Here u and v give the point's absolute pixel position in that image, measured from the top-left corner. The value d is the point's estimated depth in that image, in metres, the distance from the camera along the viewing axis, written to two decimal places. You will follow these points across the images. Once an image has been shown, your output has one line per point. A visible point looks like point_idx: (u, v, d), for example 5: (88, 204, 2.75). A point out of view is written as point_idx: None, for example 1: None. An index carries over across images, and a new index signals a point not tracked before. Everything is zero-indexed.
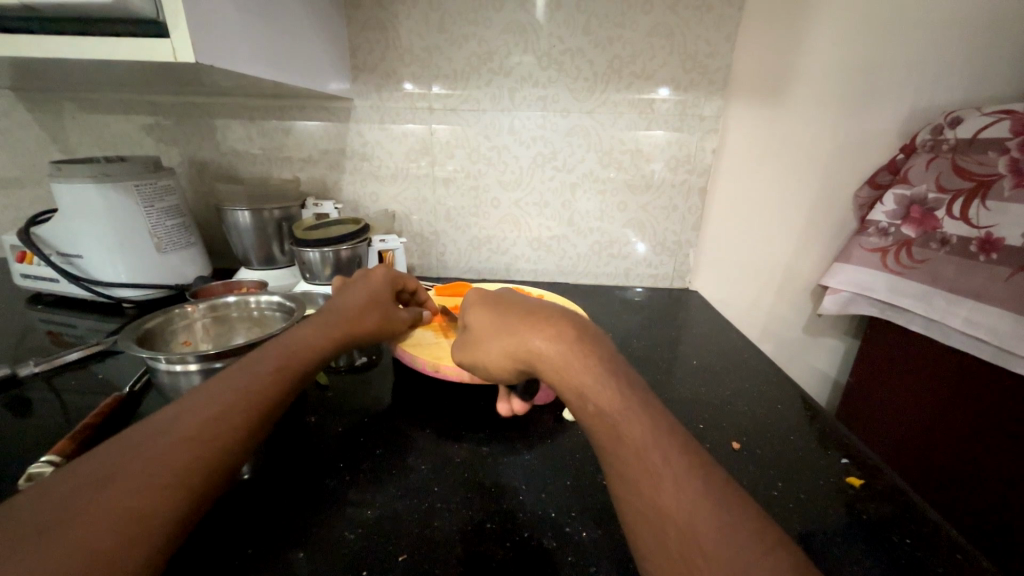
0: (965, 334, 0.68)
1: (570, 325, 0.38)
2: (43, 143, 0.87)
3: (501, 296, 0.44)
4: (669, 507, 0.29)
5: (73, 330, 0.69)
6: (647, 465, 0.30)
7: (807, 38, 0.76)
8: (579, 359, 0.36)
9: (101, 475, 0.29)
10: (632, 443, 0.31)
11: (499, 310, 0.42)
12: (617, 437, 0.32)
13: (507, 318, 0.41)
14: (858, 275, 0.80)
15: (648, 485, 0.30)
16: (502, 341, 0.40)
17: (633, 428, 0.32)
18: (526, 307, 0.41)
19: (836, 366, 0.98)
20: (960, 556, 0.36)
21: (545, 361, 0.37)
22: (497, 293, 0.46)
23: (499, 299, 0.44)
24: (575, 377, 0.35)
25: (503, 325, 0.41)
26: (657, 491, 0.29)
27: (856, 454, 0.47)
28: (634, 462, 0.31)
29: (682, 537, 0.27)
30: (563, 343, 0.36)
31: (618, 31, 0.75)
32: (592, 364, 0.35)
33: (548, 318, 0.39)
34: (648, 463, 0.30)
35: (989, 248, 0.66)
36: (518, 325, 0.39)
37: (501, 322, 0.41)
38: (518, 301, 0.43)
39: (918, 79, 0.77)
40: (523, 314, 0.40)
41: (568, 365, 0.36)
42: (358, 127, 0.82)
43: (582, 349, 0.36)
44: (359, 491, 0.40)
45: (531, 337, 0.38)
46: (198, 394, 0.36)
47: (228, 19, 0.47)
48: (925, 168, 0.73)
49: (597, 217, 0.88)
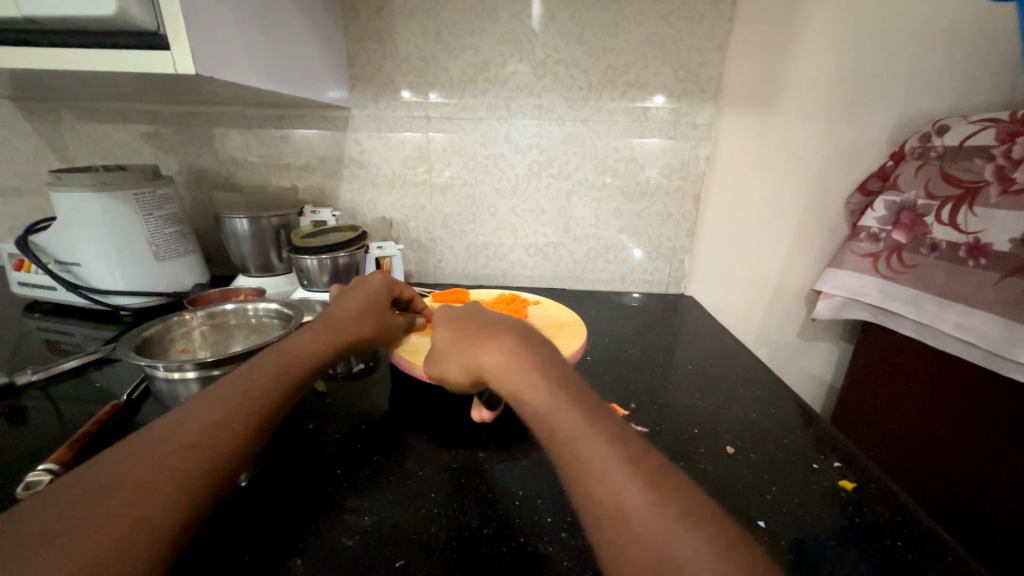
0: (956, 338, 0.69)
1: (512, 337, 0.40)
2: (42, 152, 0.87)
3: (464, 313, 0.47)
4: (603, 496, 0.29)
5: (71, 338, 0.69)
6: (579, 457, 0.31)
7: (797, 47, 0.78)
8: (514, 367, 0.37)
9: (102, 484, 0.30)
10: (565, 438, 0.32)
11: (456, 326, 0.45)
12: (553, 435, 0.33)
13: (460, 333, 0.44)
14: (850, 280, 0.81)
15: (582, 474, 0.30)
16: (456, 356, 0.43)
17: (563, 423, 0.32)
18: (481, 323, 0.44)
19: (831, 371, 0.99)
20: (950, 559, 0.37)
21: (487, 371, 0.39)
22: (463, 308, 0.48)
23: (462, 315, 0.47)
24: (509, 386, 0.37)
25: (458, 340, 0.43)
26: (589, 481, 0.29)
27: (849, 458, 0.48)
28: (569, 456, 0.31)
29: (619, 523, 0.27)
30: (504, 354, 0.38)
31: (613, 40, 0.77)
32: (525, 370, 0.36)
33: (495, 332, 0.41)
34: (579, 455, 0.31)
35: (977, 253, 0.67)
36: (469, 340, 0.42)
37: (455, 336, 0.44)
38: (475, 317, 0.45)
39: (906, 89, 0.79)
40: (474, 330, 0.43)
41: (504, 374, 0.37)
42: (356, 135, 0.83)
43: (519, 357, 0.38)
44: (357, 497, 0.41)
45: (477, 350, 0.40)
46: (197, 402, 0.36)
47: (228, 31, 0.48)
48: (914, 175, 0.75)
49: (593, 224, 0.89)
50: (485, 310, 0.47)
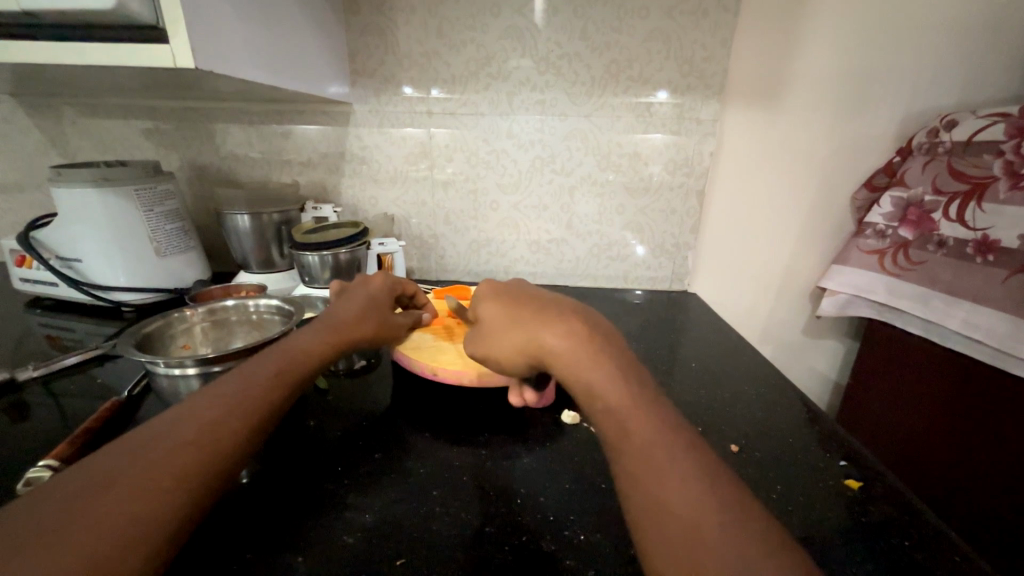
0: (963, 336, 0.68)
1: (581, 323, 0.39)
2: (42, 147, 0.87)
3: (515, 292, 0.46)
4: (676, 502, 0.29)
5: (72, 334, 0.69)
6: (653, 462, 0.31)
7: (803, 42, 0.77)
8: (590, 355, 0.36)
9: (100, 481, 0.29)
10: (642, 438, 0.32)
11: (511, 307, 0.43)
12: (628, 434, 0.33)
13: (518, 314, 0.42)
14: (855, 277, 0.80)
15: (654, 477, 0.30)
16: (514, 335, 0.41)
17: (643, 426, 0.33)
18: (539, 304, 0.42)
19: (835, 368, 0.98)
20: (958, 559, 0.36)
21: (556, 354, 0.37)
22: (512, 290, 0.47)
23: (512, 295, 0.46)
24: (586, 373, 0.36)
25: (517, 319, 0.42)
26: (661, 485, 0.30)
27: (856, 456, 0.47)
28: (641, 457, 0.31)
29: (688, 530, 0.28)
30: (575, 338, 0.37)
31: (616, 35, 0.76)
32: (604, 358, 0.37)
33: (558, 314, 0.40)
34: (654, 459, 0.31)
35: (985, 250, 0.66)
36: (532, 320, 0.40)
37: (513, 317, 0.42)
38: (529, 299, 0.44)
39: (913, 84, 0.78)
40: (535, 311, 0.41)
41: (578, 359, 0.36)
42: (357, 131, 0.83)
43: (594, 345, 0.37)
44: (358, 495, 0.40)
45: (544, 331, 0.39)
46: (197, 399, 0.36)
47: (228, 25, 0.47)
48: (921, 171, 0.74)
49: (596, 220, 0.88)
50: (533, 291, 0.47)
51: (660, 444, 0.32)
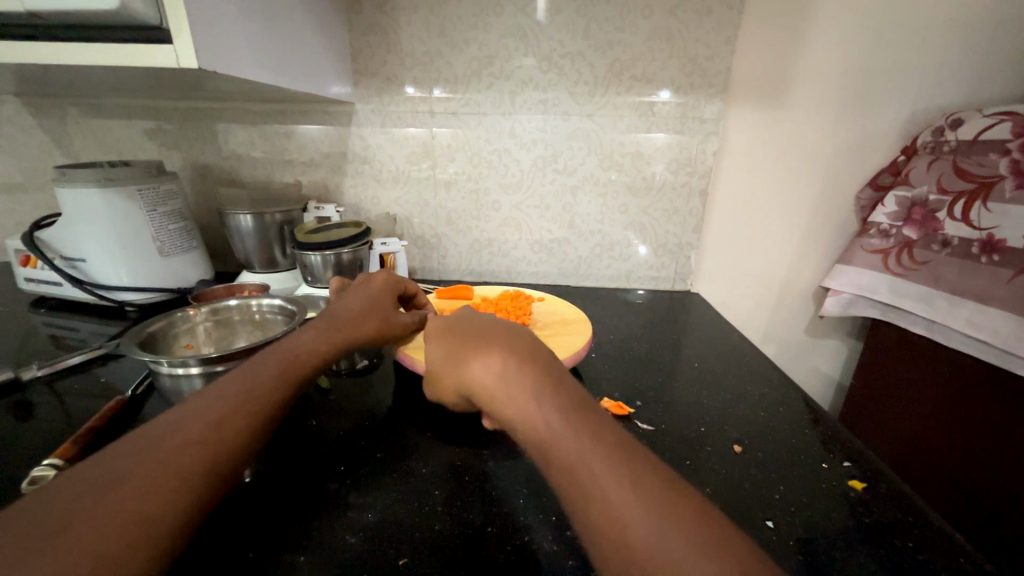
0: (968, 336, 0.68)
1: (505, 354, 0.39)
2: (46, 148, 0.87)
3: (451, 324, 0.46)
4: (605, 518, 0.28)
5: (76, 333, 0.69)
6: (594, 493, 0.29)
7: (806, 41, 0.76)
8: (506, 388, 0.37)
9: (108, 478, 0.30)
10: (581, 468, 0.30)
11: (443, 339, 0.44)
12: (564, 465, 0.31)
13: (447, 348, 0.43)
14: (858, 277, 0.79)
15: (589, 496, 0.29)
16: (447, 372, 0.43)
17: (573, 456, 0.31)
18: (465, 337, 0.43)
19: (838, 368, 0.98)
20: (962, 559, 0.36)
21: (479, 391, 0.39)
22: (450, 318, 0.47)
23: (447, 326, 0.46)
24: (501, 406, 0.37)
25: (447, 355, 0.43)
26: (591, 501, 0.29)
27: (859, 457, 0.47)
28: (581, 489, 0.30)
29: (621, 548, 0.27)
30: (492, 373, 0.38)
31: (618, 34, 0.76)
32: (511, 393, 0.36)
33: (479, 347, 0.40)
34: (593, 475, 0.30)
35: (990, 249, 0.66)
36: (457, 356, 0.42)
37: (444, 353, 0.44)
38: (461, 329, 0.44)
39: (917, 83, 0.77)
40: (461, 344, 0.42)
41: (495, 395, 0.37)
42: (360, 131, 0.83)
43: (509, 375, 0.37)
44: (361, 495, 0.40)
45: (467, 370, 0.40)
46: (202, 397, 0.36)
47: (231, 27, 0.47)
48: (925, 171, 0.73)
49: (599, 220, 0.88)
50: (469, 316, 0.46)
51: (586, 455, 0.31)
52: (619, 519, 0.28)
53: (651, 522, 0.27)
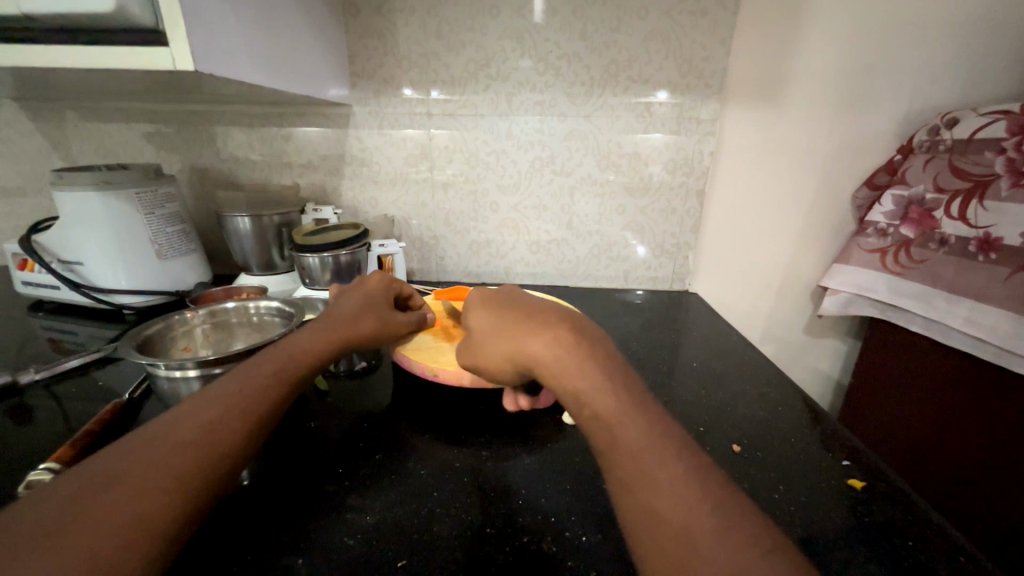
0: (966, 334, 0.68)
1: (568, 331, 0.39)
2: (44, 151, 0.87)
3: (502, 301, 0.46)
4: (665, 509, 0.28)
5: (74, 337, 0.69)
6: (645, 469, 0.30)
7: (802, 41, 0.77)
8: (576, 361, 0.37)
9: (102, 481, 0.30)
10: (628, 445, 0.31)
11: (496, 314, 0.44)
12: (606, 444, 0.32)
13: (504, 321, 0.43)
14: (857, 276, 0.79)
15: (646, 486, 0.29)
16: (503, 344, 0.42)
17: (628, 430, 0.32)
18: (525, 312, 0.43)
19: (837, 367, 0.98)
20: (963, 559, 0.36)
21: (545, 362, 0.38)
22: (507, 296, 0.47)
23: (497, 302, 0.46)
24: (571, 379, 0.36)
25: (505, 328, 0.42)
26: (651, 492, 0.29)
27: (858, 455, 0.47)
28: (632, 466, 0.31)
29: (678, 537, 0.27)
30: (560, 346, 0.38)
31: (614, 36, 0.76)
32: (583, 366, 0.36)
33: (543, 322, 0.41)
34: (643, 465, 0.30)
35: (988, 248, 0.66)
36: (520, 328, 0.41)
37: (498, 325, 0.43)
38: (515, 305, 0.45)
39: (913, 82, 0.78)
40: (521, 319, 0.42)
41: (565, 365, 0.37)
42: (357, 133, 0.83)
43: (579, 349, 0.38)
44: (359, 497, 0.40)
45: (532, 340, 0.39)
46: (196, 399, 0.36)
47: (227, 30, 0.47)
48: (922, 169, 0.73)
49: (596, 221, 0.88)
50: (520, 297, 0.47)
51: (650, 445, 0.31)
52: (683, 511, 0.28)
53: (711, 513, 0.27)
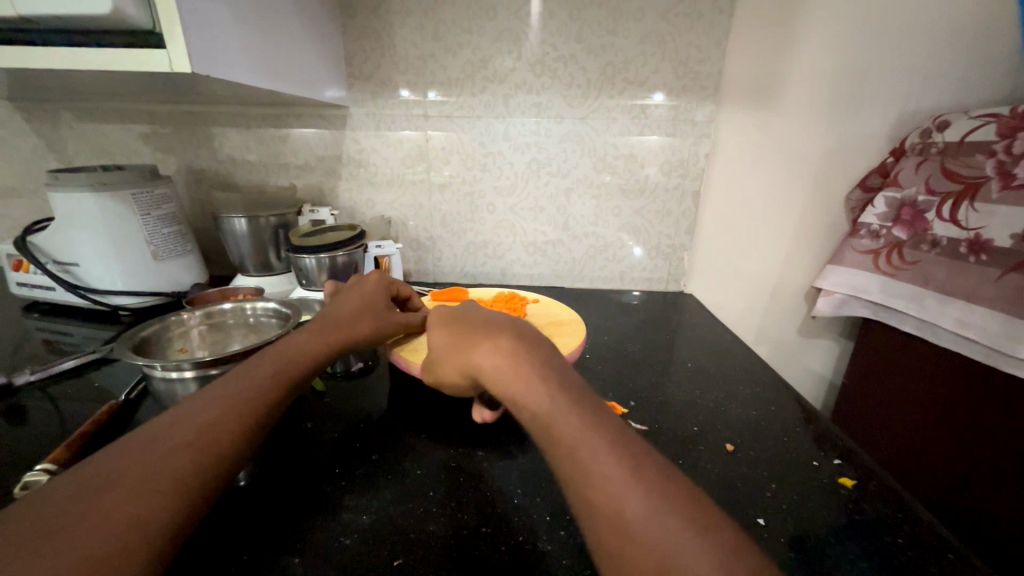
0: (958, 334, 0.69)
1: (511, 339, 0.39)
2: (40, 152, 0.87)
3: (454, 313, 0.47)
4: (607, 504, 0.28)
5: (70, 338, 0.69)
6: (597, 475, 0.29)
7: (795, 44, 0.77)
8: (514, 369, 0.36)
9: (101, 482, 0.30)
10: (565, 443, 0.31)
11: (448, 325, 0.45)
12: (555, 441, 0.32)
13: (453, 333, 0.43)
14: (851, 277, 0.80)
15: (588, 484, 0.29)
16: (452, 356, 0.42)
17: (565, 427, 0.32)
18: (473, 324, 0.43)
19: (831, 368, 0.98)
20: (951, 555, 0.36)
21: (487, 371, 0.38)
22: (462, 309, 0.48)
23: (451, 314, 0.47)
24: (509, 386, 0.36)
25: (453, 340, 0.43)
26: (591, 489, 0.29)
27: (851, 455, 0.47)
28: (571, 465, 0.31)
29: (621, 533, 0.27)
30: (500, 355, 0.38)
31: (610, 38, 0.76)
32: (520, 374, 0.36)
33: (487, 332, 0.41)
34: (583, 463, 0.30)
35: (977, 249, 0.67)
36: (466, 339, 0.41)
37: (448, 337, 0.44)
38: (467, 317, 0.45)
39: (906, 85, 0.78)
40: (472, 331, 0.42)
41: (503, 375, 0.37)
42: (355, 134, 0.83)
43: (520, 358, 0.37)
44: (356, 496, 0.40)
45: (477, 351, 0.39)
46: (196, 401, 0.36)
47: (225, 33, 0.48)
48: (914, 171, 0.74)
49: (593, 222, 0.88)
50: (476, 310, 0.47)
51: (585, 440, 0.31)
52: (621, 505, 0.28)
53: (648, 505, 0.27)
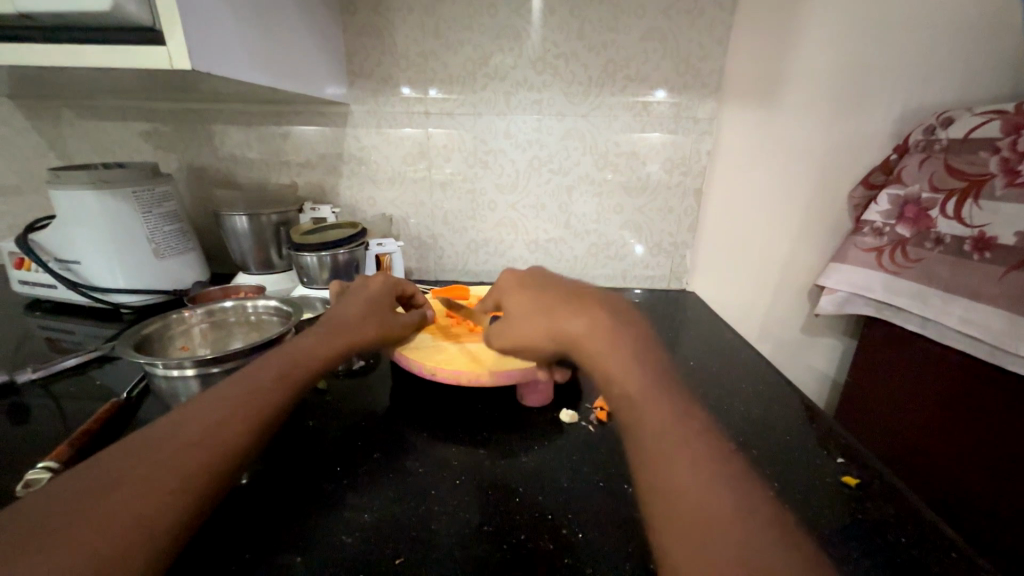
0: (961, 333, 0.68)
1: (604, 318, 0.43)
2: (41, 150, 0.87)
3: (538, 284, 0.50)
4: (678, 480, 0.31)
5: (71, 336, 0.69)
6: (672, 445, 0.33)
7: (798, 41, 0.77)
8: (610, 347, 0.41)
9: (104, 481, 0.30)
10: (653, 423, 0.34)
11: (534, 295, 0.49)
12: (639, 417, 0.35)
13: (542, 303, 0.47)
14: (854, 275, 0.80)
15: (664, 461, 0.32)
16: (540, 325, 0.46)
17: (653, 409, 0.35)
18: (562, 297, 0.47)
19: (833, 366, 0.98)
20: (955, 555, 0.36)
21: (577, 341, 0.43)
22: (536, 278, 0.52)
23: (534, 285, 0.50)
24: (605, 360, 0.40)
25: (543, 310, 0.46)
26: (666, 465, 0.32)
27: (853, 453, 0.47)
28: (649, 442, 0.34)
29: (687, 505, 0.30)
30: (598, 331, 0.42)
31: (611, 35, 0.76)
32: (615, 351, 0.40)
33: (578, 308, 0.45)
34: (663, 436, 0.33)
35: (982, 246, 0.66)
36: (559, 313, 0.45)
37: (536, 306, 0.47)
38: (553, 288, 0.49)
39: (909, 82, 0.78)
40: (559, 304, 0.46)
41: (600, 350, 0.41)
42: (356, 132, 0.83)
43: (614, 337, 0.41)
44: (359, 495, 0.40)
45: (566, 322, 0.44)
46: (202, 401, 0.36)
47: (225, 30, 0.47)
48: (918, 168, 0.74)
49: (594, 220, 0.88)
50: (549, 279, 0.51)
51: (666, 423, 0.34)
52: (692, 477, 0.31)
53: (723, 483, 0.30)
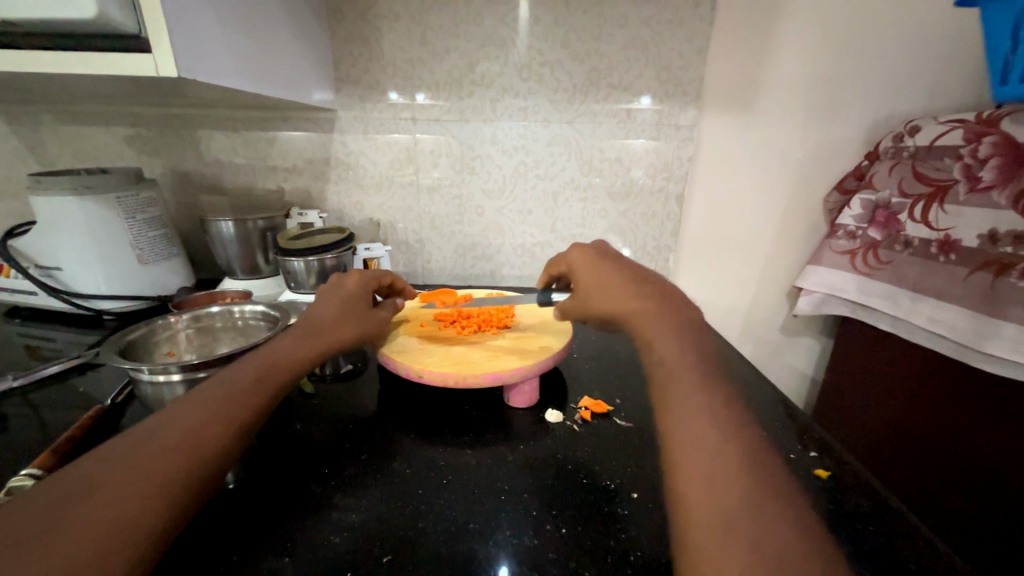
0: (930, 332, 0.71)
1: (665, 308, 0.43)
2: (20, 155, 0.86)
3: (611, 261, 0.50)
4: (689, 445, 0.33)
5: (52, 343, 0.68)
6: (696, 415, 0.35)
7: (774, 51, 0.79)
8: (666, 330, 0.41)
9: (77, 489, 0.30)
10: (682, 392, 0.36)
11: (604, 271, 0.49)
12: (670, 381, 0.38)
13: (611, 280, 0.48)
14: (829, 276, 0.82)
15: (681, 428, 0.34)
16: (604, 298, 0.47)
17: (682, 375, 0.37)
18: (632, 280, 0.47)
19: (813, 365, 1.01)
20: (918, 541, 0.38)
21: (628, 313, 0.45)
22: (601, 249, 0.53)
23: (607, 262, 0.50)
24: (655, 339, 0.41)
25: (611, 285, 0.47)
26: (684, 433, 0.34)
27: (827, 447, 0.49)
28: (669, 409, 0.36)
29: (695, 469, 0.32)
30: (656, 315, 0.43)
31: (595, 44, 0.78)
32: (667, 334, 0.41)
33: (643, 292, 0.45)
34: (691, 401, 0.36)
35: (947, 249, 0.69)
36: (626, 291, 0.46)
37: (604, 281, 0.48)
38: (623, 268, 0.49)
39: (880, 91, 0.81)
40: (628, 283, 0.47)
41: (654, 329, 0.42)
42: (343, 137, 0.83)
43: (671, 325, 0.42)
44: (345, 496, 0.41)
45: (628, 298, 0.45)
46: (180, 406, 0.37)
47: (213, 37, 0.48)
48: (888, 174, 0.76)
49: (580, 224, 0.90)
50: (624, 259, 0.51)
51: (690, 394, 0.36)
52: (706, 442, 0.33)
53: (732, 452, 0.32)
